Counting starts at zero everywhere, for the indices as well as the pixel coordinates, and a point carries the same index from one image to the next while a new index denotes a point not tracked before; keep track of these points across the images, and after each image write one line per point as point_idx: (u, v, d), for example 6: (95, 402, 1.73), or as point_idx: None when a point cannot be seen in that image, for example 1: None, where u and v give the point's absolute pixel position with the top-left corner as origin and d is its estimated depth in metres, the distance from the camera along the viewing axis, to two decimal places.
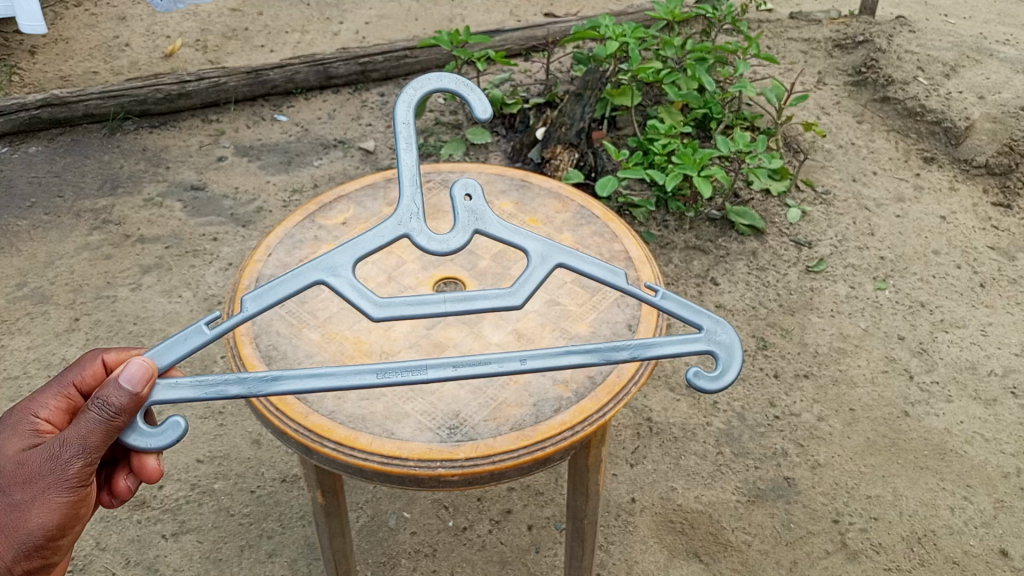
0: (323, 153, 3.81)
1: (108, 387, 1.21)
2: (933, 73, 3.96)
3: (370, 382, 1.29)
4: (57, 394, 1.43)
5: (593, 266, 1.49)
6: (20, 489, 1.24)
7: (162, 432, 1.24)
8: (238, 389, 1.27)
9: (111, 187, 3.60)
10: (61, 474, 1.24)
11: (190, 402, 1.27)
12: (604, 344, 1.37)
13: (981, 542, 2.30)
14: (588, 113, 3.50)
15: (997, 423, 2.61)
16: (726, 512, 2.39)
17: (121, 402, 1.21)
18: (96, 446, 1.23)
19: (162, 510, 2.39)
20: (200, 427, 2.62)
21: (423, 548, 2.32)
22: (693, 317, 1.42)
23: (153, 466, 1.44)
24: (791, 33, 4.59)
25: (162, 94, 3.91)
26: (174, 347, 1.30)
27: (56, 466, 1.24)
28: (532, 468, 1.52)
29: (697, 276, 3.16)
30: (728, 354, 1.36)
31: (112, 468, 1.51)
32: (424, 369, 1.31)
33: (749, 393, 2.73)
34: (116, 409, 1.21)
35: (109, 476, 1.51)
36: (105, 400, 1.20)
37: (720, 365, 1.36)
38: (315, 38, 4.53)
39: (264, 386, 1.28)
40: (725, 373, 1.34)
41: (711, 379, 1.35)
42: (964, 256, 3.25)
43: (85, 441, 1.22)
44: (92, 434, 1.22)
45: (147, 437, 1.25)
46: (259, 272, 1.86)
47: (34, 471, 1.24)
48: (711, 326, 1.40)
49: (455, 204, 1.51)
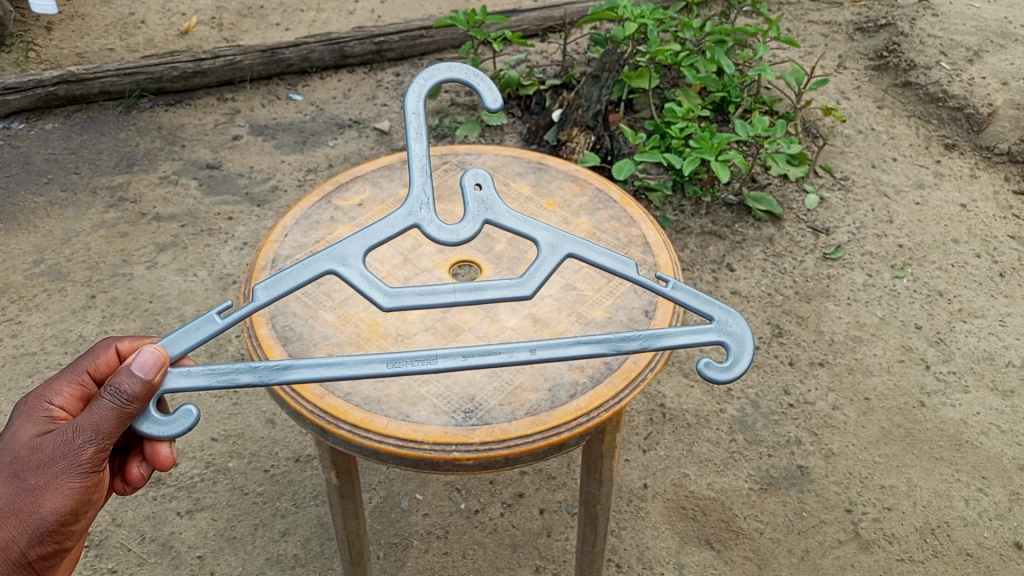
0: (338, 132, 3.80)
1: (120, 374, 1.22)
2: (957, 58, 3.89)
3: (381, 371, 1.29)
4: (71, 382, 1.43)
5: (604, 256, 1.48)
6: (33, 473, 1.25)
7: (175, 420, 1.25)
8: (249, 377, 1.27)
9: (127, 165, 3.60)
10: (74, 459, 1.25)
11: (203, 390, 1.27)
12: (615, 334, 1.36)
13: (995, 534, 2.29)
14: (605, 95, 3.45)
15: (1014, 415, 2.59)
16: (739, 500, 2.38)
17: (134, 390, 1.21)
18: (109, 433, 1.23)
19: (178, 488, 2.41)
20: (215, 405, 2.63)
21: (435, 530, 2.33)
22: (703, 307, 1.41)
23: (165, 454, 1.45)
24: (812, 15, 4.51)
25: (177, 72, 3.90)
26: (185, 337, 1.31)
27: (69, 451, 1.25)
28: (547, 453, 1.52)
29: (713, 262, 3.14)
30: (739, 345, 1.35)
31: (126, 456, 1.52)
32: (435, 359, 1.31)
33: (764, 380, 2.71)
34: (128, 396, 1.21)
35: (123, 464, 1.52)
36: (118, 386, 1.21)
37: (730, 355, 1.35)
38: (331, 17, 4.50)
39: (275, 375, 1.28)
40: (736, 363, 1.33)
41: (721, 370, 1.33)
42: (984, 245, 3.21)
43: (97, 427, 1.23)
44: (105, 420, 1.22)
45: (159, 425, 1.25)
46: (275, 253, 1.86)
47: (48, 456, 1.25)
48: (722, 315, 1.39)
49: (466, 193, 1.52)
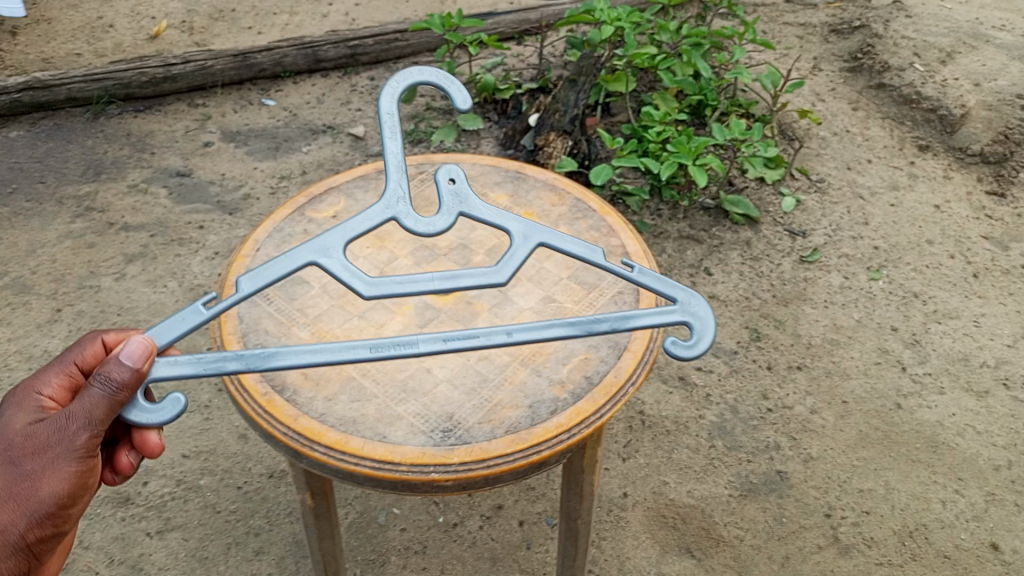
0: (311, 138, 3.75)
1: (108, 364, 1.19)
2: (930, 59, 3.93)
3: (362, 357, 1.27)
4: (59, 372, 1.37)
5: (574, 246, 1.47)
6: (29, 460, 1.20)
7: (161, 408, 1.21)
8: (235, 364, 1.25)
9: (95, 173, 3.53)
10: (69, 445, 1.20)
11: (190, 378, 1.24)
12: (585, 317, 1.35)
13: (972, 536, 2.30)
14: (582, 99, 3.42)
15: (989, 416, 2.60)
16: (719, 507, 2.38)
17: (123, 378, 1.18)
18: (102, 420, 1.19)
19: (148, 507, 2.36)
20: (186, 421, 2.59)
21: (413, 545, 2.30)
22: (667, 291, 1.40)
23: (155, 440, 1.41)
24: (787, 17, 4.54)
25: (147, 77, 3.84)
26: (168, 327, 1.28)
27: (63, 437, 1.20)
28: (527, 472, 1.50)
29: (690, 266, 3.13)
30: (702, 327, 1.34)
31: (113, 446, 1.48)
32: (412, 344, 1.29)
33: (742, 385, 2.71)
34: (118, 384, 1.18)
35: (110, 454, 1.47)
36: (107, 375, 1.18)
37: (694, 334, 1.33)
38: (304, 20, 4.45)
39: (260, 362, 1.25)
40: (699, 341, 1.32)
41: (688, 349, 1.32)
42: (958, 246, 3.24)
43: (90, 414, 1.19)
44: (97, 407, 1.18)
45: (147, 412, 1.21)
46: (247, 268, 1.81)
47: (43, 442, 1.21)
48: (685, 297, 1.38)
49: (440, 188, 1.51)
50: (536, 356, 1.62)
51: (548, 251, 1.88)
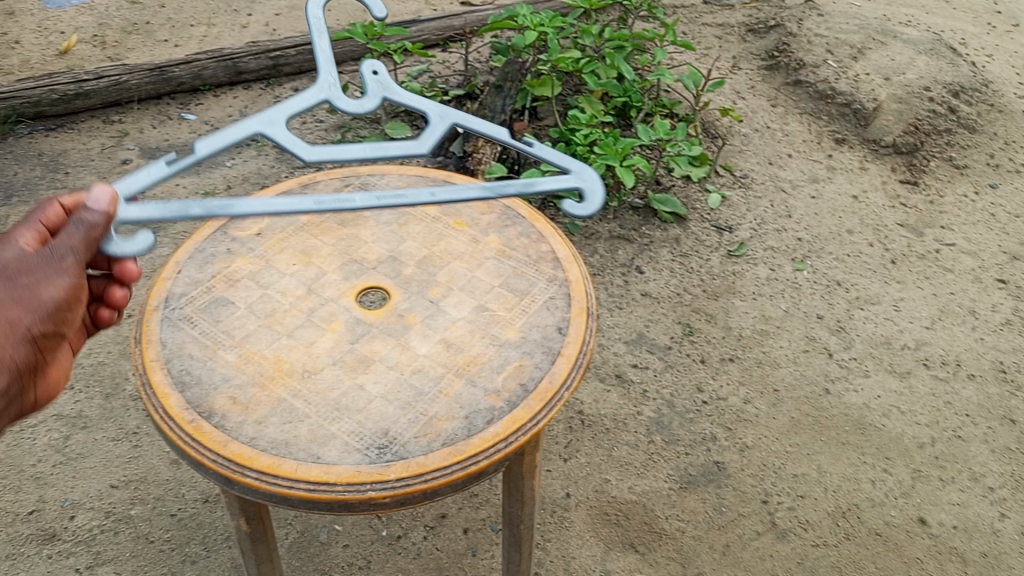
0: (235, 152, 3.67)
1: (80, 206, 1.28)
2: (842, 56, 4.09)
3: (307, 209, 1.37)
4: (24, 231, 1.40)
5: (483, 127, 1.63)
6: (13, 283, 1.24)
7: (133, 241, 1.31)
8: (199, 210, 1.29)
9: (5, 196, 3.38)
10: (54, 270, 1.26)
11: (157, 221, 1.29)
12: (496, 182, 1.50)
13: (901, 512, 2.39)
14: (508, 104, 3.50)
15: (912, 395, 2.71)
16: (660, 501, 2.41)
17: (96, 218, 1.27)
18: (82, 250, 1.27)
19: (76, 542, 2.27)
20: (113, 450, 2.51)
21: (357, 561, 2.26)
22: (563, 163, 1.57)
23: (133, 269, 1.51)
24: (706, 18, 4.65)
25: (58, 94, 3.70)
26: (134, 178, 1.39)
27: (47, 263, 1.26)
28: (466, 483, 1.51)
29: (622, 266, 3.17)
30: (592, 188, 1.49)
31: (103, 282, 1.58)
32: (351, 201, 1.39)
33: (678, 379, 2.76)
34: (94, 222, 1.27)
35: (103, 291, 1.58)
36: (81, 217, 1.27)
37: (588, 193, 1.49)
38: (223, 32, 4.36)
39: (222, 210, 1.31)
40: (593, 198, 1.48)
41: (583, 209, 1.47)
42: (875, 234, 3.36)
43: (72, 243, 1.26)
44: (76, 240, 1.26)
45: (120, 247, 1.31)
46: (169, 291, 1.78)
47: (27, 266, 1.25)
48: (578, 167, 1.54)
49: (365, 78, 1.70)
50: (470, 366, 1.63)
51: (478, 260, 1.89)
